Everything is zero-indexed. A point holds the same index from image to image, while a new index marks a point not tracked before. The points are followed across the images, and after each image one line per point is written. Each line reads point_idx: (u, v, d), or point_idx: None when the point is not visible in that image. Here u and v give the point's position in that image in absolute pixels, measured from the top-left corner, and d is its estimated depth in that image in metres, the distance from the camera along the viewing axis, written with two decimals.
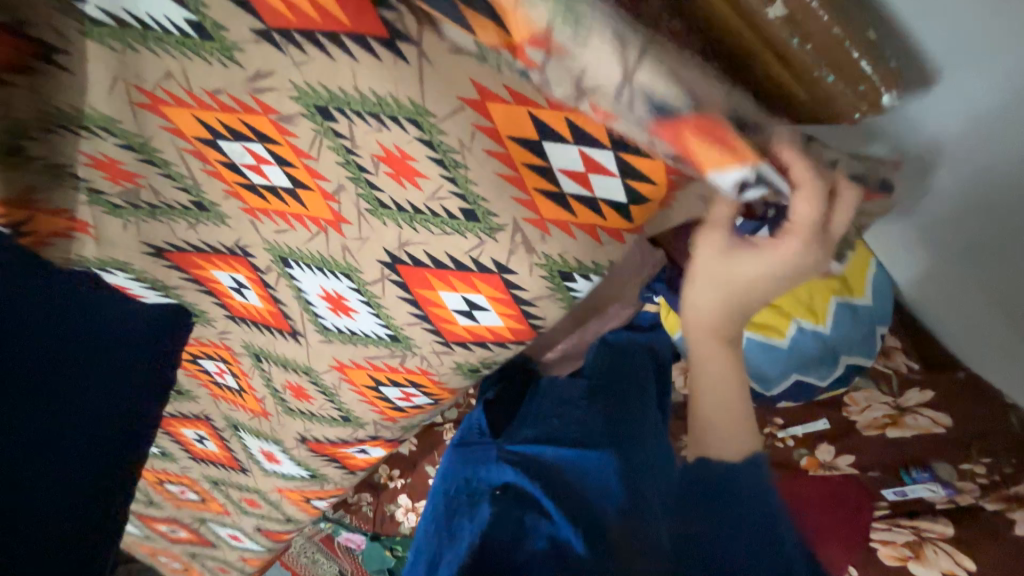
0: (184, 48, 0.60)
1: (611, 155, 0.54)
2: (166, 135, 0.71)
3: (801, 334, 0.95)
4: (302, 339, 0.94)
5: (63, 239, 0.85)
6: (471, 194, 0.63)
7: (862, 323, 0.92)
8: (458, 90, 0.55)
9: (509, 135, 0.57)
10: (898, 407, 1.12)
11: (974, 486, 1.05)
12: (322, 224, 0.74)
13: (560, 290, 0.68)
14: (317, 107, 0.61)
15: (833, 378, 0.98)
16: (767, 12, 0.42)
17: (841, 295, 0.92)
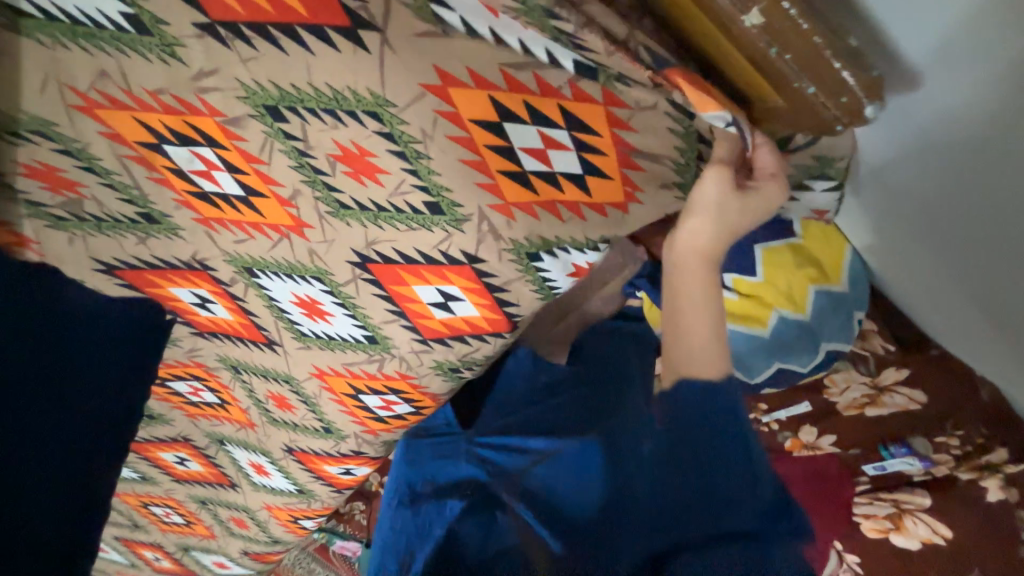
0: (121, 44, 0.56)
1: (567, 134, 0.53)
2: (105, 142, 0.66)
3: (782, 322, 0.96)
4: (279, 348, 0.88)
5: None
6: (435, 185, 0.58)
7: (840, 311, 0.94)
8: (419, 77, 0.51)
9: (472, 121, 0.53)
10: (876, 387, 1.13)
11: (949, 457, 1.09)
12: (282, 231, 0.70)
13: (531, 272, 0.64)
14: (267, 108, 0.57)
15: (815, 364, 0.99)
16: (744, 21, 0.46)
17: (819, 282, 0.93)
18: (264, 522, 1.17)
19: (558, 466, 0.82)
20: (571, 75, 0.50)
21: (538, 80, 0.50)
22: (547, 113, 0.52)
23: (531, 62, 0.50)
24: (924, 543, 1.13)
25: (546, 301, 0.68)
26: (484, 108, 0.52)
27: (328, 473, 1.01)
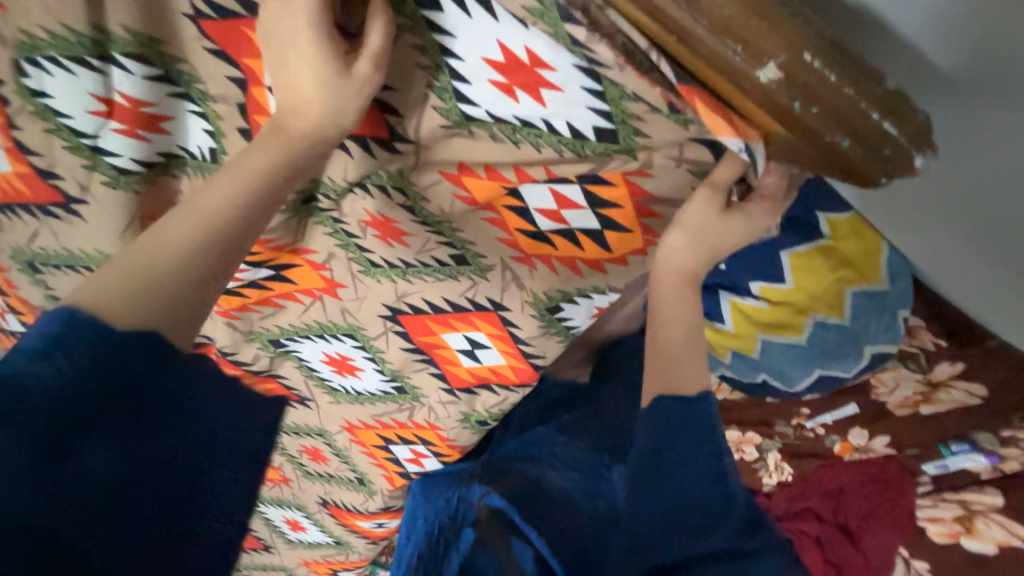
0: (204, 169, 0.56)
1: (579, 189, 0.52)
2: None
3: (822, 329, 0.90)
4: (312, 403, 0.84)
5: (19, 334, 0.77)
6: (459, 240, 0.59)
7: (882, 310, 0.87)
8: (439, 165, 0.52)
9: (483, 194, 0.54)
10: (929, 383, 1.04)
11: (1020, 452, 1.00)
12: (315, 293, 0.67)
13: (553, 325, 0.64)
14: (310, 198, 0.56)
15: (858, 369, 0.92)
16: (757, 74, 0.35)
17: (855, 284, 0.87)
18: None
19: (584, 481, 0.81)
20: (590, 142, 0.47)
21: (549, 175, 0.50)
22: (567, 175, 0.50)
23: (556, 136, 0.47)
24: (1000, 546, 1.04)
25: (568, 343, 0.68)
26: (517, 174, 0.51)
27: (361, 527, 1.00)
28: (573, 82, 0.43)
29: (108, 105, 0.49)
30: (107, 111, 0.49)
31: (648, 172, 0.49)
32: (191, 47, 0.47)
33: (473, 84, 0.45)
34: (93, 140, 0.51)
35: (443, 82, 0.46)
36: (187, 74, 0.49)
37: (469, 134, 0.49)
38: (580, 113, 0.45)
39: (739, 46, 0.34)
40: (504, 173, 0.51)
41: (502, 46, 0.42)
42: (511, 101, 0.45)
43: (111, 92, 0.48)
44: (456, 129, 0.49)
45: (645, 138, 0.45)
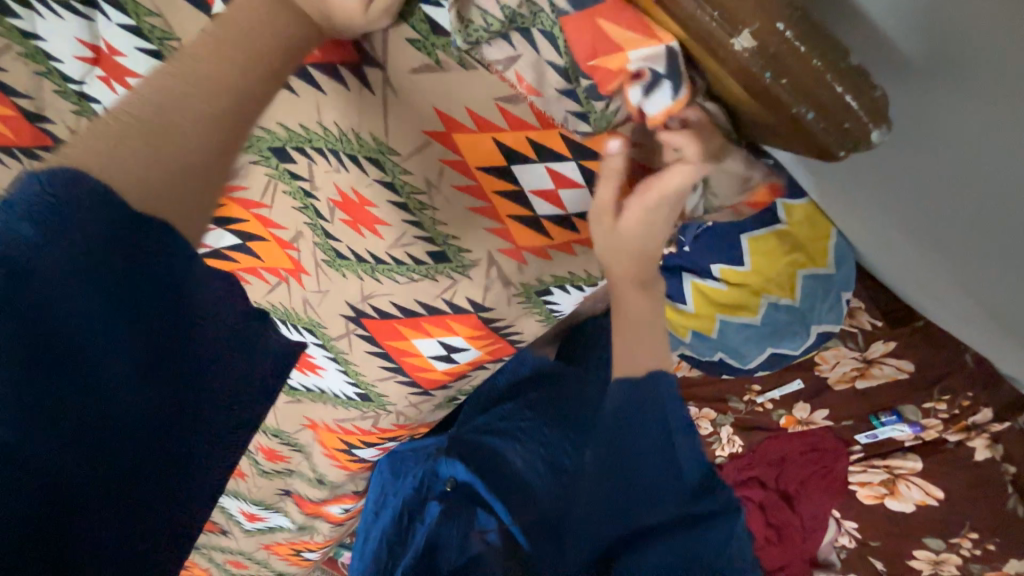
0: None
1: (576, 166, 0.50)
2: None
3: (773, 308, 0.95)
4: (267, 404, 0.79)
5: None
6: (439, 235, 0.57)
7: (829, 293, 0.92)
8: (423, 123, 0.50)
9: (477, 166, 0.52)
10: (865, 360, 1.12)
11: (937, 421, 1.11)
12: (281, 274, 0.64)
13: (537, 305, 0.63)
14: (274, 152, 0.54)
15: (805, 347, 0.99)
16: (732, 40, 0.36)
17: (808, 268, 0.91)
18: (264, 560, 1.13)
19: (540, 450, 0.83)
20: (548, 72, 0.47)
21: (537, 114, 0.48)
22: (556, 147, 0.50)
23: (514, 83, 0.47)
24: (918, 505, 1.17)
25: (547, 324, 0.67)
26: (500, 116, 0.49)
27: (328, 513, 0.98)
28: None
29: (95, 53, 0.46)
30: (93, 58, 0.46)
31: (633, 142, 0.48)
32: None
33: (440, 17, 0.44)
34: (81, 87, 0.48)
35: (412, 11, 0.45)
36: (159, 30, 0.44)
37: (438, 66, 0.47)
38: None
39: (716, 11, 0.36)
40: (490, 117, 0.49)
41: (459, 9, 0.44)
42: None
43: (99, 38, 0.45)
44: (427, 65, 0.47)
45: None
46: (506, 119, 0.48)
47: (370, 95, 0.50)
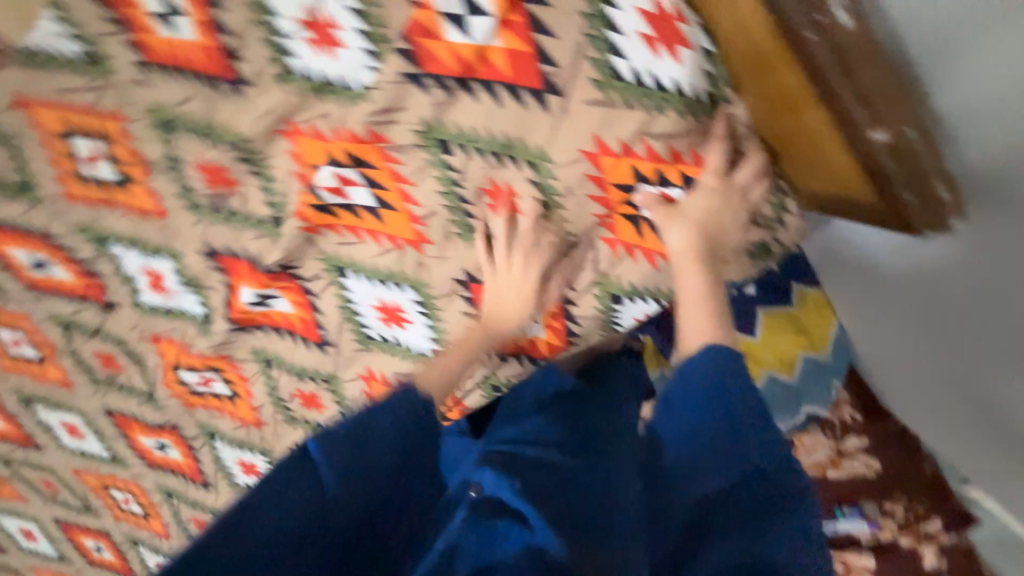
0: (319, 92, 0.56)
1: (680, 191, 0.56)
2: (287, 161, 0.61)
3: (772, 383, 1.02)
4: (332, 348, 0.76)
5: (42, 163, 0.68)
6: (561, 230, 0.62)
7: (822, 377, 1.03)
8: (579, 142, 0.54)
9: (614, 183, 0.57)
10: (839, 451, 1.21)
11: (893, 523, 1.19)
12: (398, 243, 0.65)
13: (605, 315, 0.65)
14: (438, 141, 0.56)
15: (794, 423, 1.07)
16: (873, 132, 0.47)
17: (808, 350, 1.02)
18: None
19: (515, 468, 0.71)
20: (701, 108, 0.50)
21: (674, 153, 0.53)
22: (669, 177, 0.55)
23: (684, 101, 0.49)
24: None
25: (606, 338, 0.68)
26: (643, 156, 0.54)
27: None
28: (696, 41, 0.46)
29: (311, 19, 0.51)
30: (307, 22, 0.51)
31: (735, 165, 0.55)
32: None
33: (631, 62, 0.48)
34: (285, 41, 0.53)
35: (600, 58, 0.49)
36: (376, 18, 0.50)
37: (608, 104, 0.51)
38: (698, 78, 0.48)
39: (864, 107, 0.46)
40: (635, 147, 0.53)
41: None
42: (651, 54, 0.47)
43: (318, 6, 0.50)
44: (599, 101, 0.51)
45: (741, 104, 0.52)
46: (647, 147, 0.53)
47: (543, 116, 0.53)
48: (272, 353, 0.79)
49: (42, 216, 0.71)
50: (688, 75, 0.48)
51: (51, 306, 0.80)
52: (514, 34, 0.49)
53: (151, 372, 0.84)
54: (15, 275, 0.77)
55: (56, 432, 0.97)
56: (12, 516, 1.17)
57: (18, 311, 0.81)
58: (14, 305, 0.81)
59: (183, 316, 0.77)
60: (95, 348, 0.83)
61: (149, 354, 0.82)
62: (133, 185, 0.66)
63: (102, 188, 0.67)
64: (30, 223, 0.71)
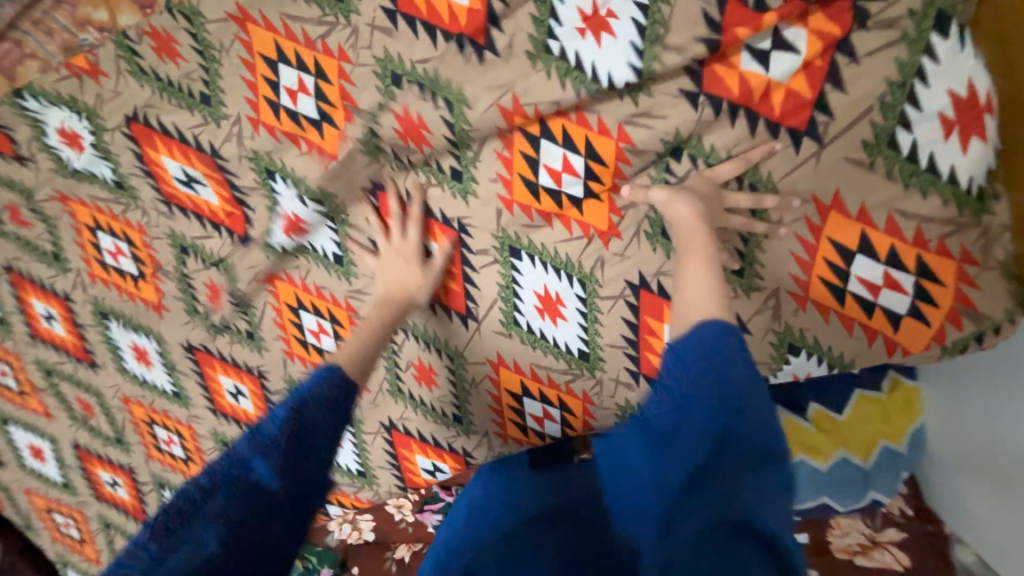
0: (568, 81, 0.55)
1: (913, 280, 0.54)
2: (497, 137, 0.62)
3: (843, 463, 0.98)
4: (474, 323, 0.73)
5: (237, 81, 0.66)
6: (753, 261, 0.59)
7: (898, 469, 0.97)
8: (818, 190, 0.53)
9: (832, 240, 0.55)
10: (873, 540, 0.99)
11: None
12: (589, 231, 0.64)
13: (778, 362, 0.64)
14: (676, 151, 0.56)
15: (854, 508, 1.00)
16: None
17: (888, 438, 0.96)
18: None
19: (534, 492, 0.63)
20: (965, 198, 0.49)
21: (915, 232, 0.52)
22: (904, 259, 0.53)
23: (951, 187, 0.49)
24: None
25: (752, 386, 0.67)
26: (885, 226, 0.52)
27: (412, 465, 0.87)
28: (994, 136, 0.46)
29: (592, 11, 0.52)
30: (586, 14, 0.52)
31: (978, 263, 0.52)
32: (685, 9, 0.49)
33: (918, 137, 0.48)
34: (556, 25, 0.54)
35: (888, 125, 0.48)
36: (660, 21, 0.50)
37: (868, 166, 0.50)
38: (983, 170, 0.48)
39: None
40: (874, 215, 0.52)
41: (971, 82, 0.45)
42: (942, 137, 0.47)
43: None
44: (860, 160, 0.51)
45: (1003, 205, 0.49)
46: (887, 218, 0.52)
47: (793, 154, 0.52)
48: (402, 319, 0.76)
49: (216, 136, 0.68)
50: (967, 166, 0.48)
51: (180, 226, 0.78)
52: (809, 79, 0.49)
53: (257, 312, 0.81)
54: (158, 185, 0.74)
55: (123, 356, 0.91)
56: (28, 430, 1.09)
57: (137, 224, 0.79)
58: (139, 215, 0.78)
59: (315, 256, 0.75)
60: (206, 277, 0.80)
61: (264, 293, 0.79)
62: (326, 126, 0.65)
63: (291, 122, 0.66)
64: (202, 138, 0.69)
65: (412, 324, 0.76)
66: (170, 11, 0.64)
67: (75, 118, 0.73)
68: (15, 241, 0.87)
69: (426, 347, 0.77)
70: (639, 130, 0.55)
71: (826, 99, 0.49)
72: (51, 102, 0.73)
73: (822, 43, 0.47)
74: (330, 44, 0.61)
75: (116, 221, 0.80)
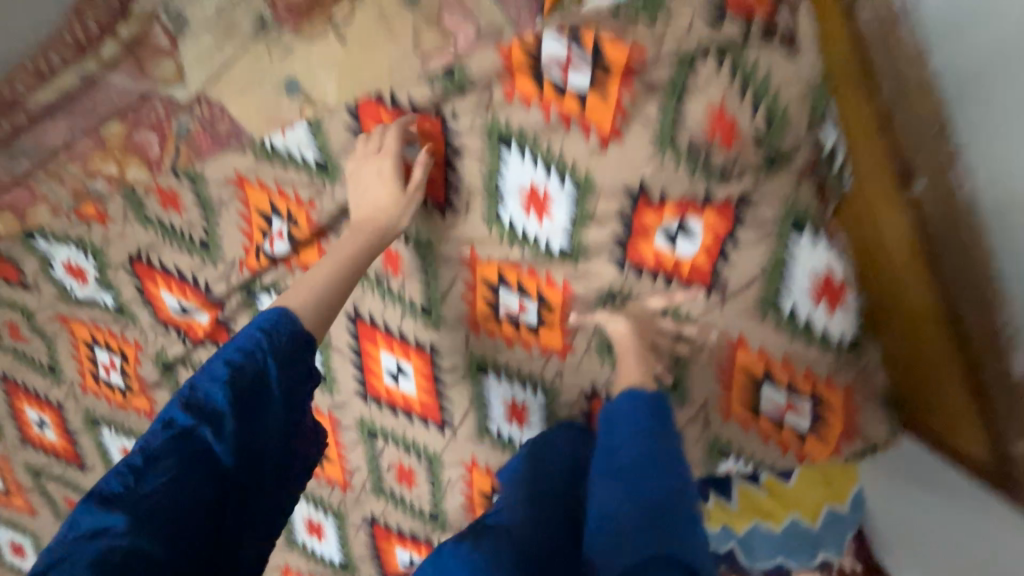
0: (516, 242, 0.67)
1: (811, 405, 0.65)
2: (459, 284, 0.71)
3: (795, 527, 0.97)
4: (448, 430, 0.80)
5: (231, 225, 0.74)
6: (683, 380, 0.70)
7: (846, 529, 0.96)
8: (727, 330, 0.64)
9: (743, 369, 0.66)
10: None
11: None
12: (547, 351, 0.73)
13: (712, 463, 0.73)
14: (610, 295, 0.67)
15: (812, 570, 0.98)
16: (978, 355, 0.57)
17: (833, 500, 0.95)
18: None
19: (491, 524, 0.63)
20: (838, 348, 0.61)
21: (807, 371, 0.63)
22: (801, 389, 0.64)
23: (826, 341, 0.61)
24: None
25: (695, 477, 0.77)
26: (781, 364, 0.63)
27: (393, 557, 0.92)
28: (852, 307, 0.58)
29: (531, 193, 0.64)
30: (527, 195, 0.64)
31: (860, 394, 0.63)
32: (607, 193, 0.61)
33: (795, 301, 0.60)
34: (503, 201, 0.65)
35: (770, 293, 0.60)
36: (586, 206, 0.62)
37: (761, 317, 0.62)
38: (847, 329, 0.59)
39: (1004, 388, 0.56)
40: (773, 355, 0.63)
41: (830, 268, 0.57)
42: (813, 305, 0.59)
43: (540, 184, 0.63)
44: (754, 313, 0.62)
45: (869, 353, 0.61)
46: (783, 358, 0.63)
47: (703, 302, 0.64)
48: (381, 427, 0.83)
49: (212, 274, 0.77)
50: (836, 326, 0.60)
51: (171, 345, 0.83)
52: (705, 255, 0.60)
53: None
54: (155, 312, 0.81)
55: (113, 456, 0.95)
56: (8, 527, 1.10)
57: (132, 341, 0.85)
58: (135, 334, 0.84)
59: None
60: None
61: None
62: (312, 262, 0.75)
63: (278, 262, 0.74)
64: (199, 277, 0.77)
65: (391, 431, 0.83)
66: (174, 171, 0.74)
67: (81, 254, 0.81)
68: (12, 353, 0.92)
69: (405, 450, 0.83)
70: (581, 281, 0.67)
71: (719, 271, 0.61)
72: (60, 241, 0.81)
73: (712, 233, 0.59)
74: (314, 202, 0.70)
75: (112, 338, 0.86)
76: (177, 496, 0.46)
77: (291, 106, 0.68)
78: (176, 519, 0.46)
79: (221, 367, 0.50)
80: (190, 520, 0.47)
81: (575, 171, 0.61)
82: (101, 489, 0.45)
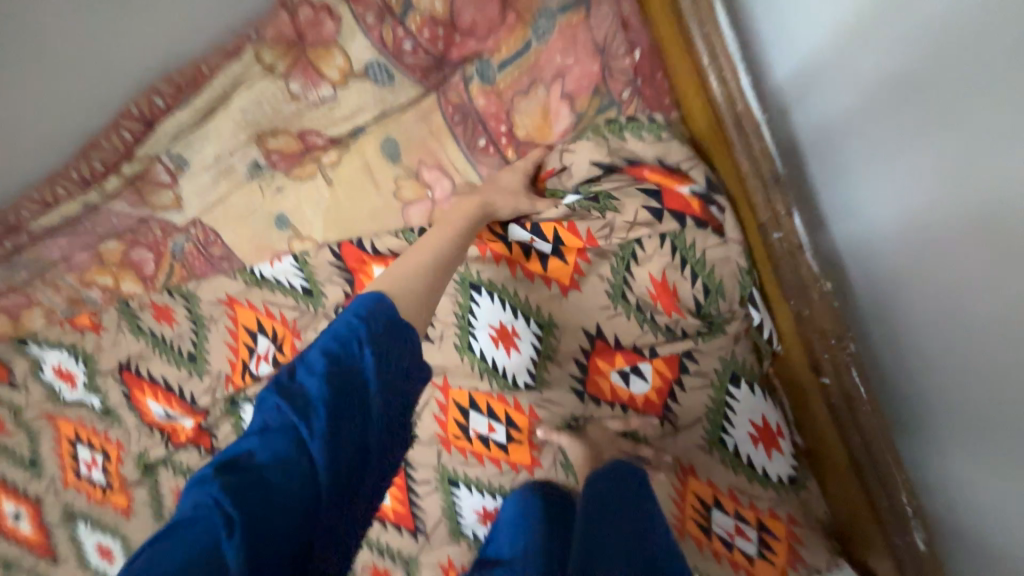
0: (486, 370, 0.71)
1: (756, 533, 0.67)
2: (432, 404, 0.75)
3: None
4: (422, 535, 0.82)
5: (219, 338, 0.79)
6: None
7: None
8: (680, 460, 0.68)
9: (693, 494, 0.68)
10: None
11: None
12: (516, 466, 0.74)
13: None
14: (571, 420, 0.70)
15: None
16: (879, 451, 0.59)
17: None
18: None
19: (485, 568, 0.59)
20: (777, 484, 0.66)
21: (751, 503, 0.67)
22: (747, 516, 0.67)
23: (765, 479, 0.66)
24: None
25: None
26: (729, 495, 0.67)
27: None
28: (786, 453, 0.65)
29: (501, 329, 0.69)
30: (496, 329, 0.69)
31: (802, 525, 0.66)
32: (567, 331, 0.68)
33: (736, 441, 0.65)
34: (474, 332, 0.70)
35: (715, 433, 0.66)
36: (549, 345, 0.68)
37: (707, 450, 0.67)
38: (783, 469, 0.65)
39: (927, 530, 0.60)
40: (720, 485, 0.67)
41: (765, 416, 0.64)
42: (753, 446, 0.65)
43: (509, 319, 0.68)
44: (701, 446, 0.67)
45: (806, 490, 0.66)
46: (728, 488, 0.67)
47: (657, 436, 0.68)
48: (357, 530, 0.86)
49: (198, 387, 0.81)
50: (773, 467, 0.65)
51: (154, 446, 0.85)
52: (658, 395, 0.66)
53: None
54: (141, 416, 0.85)
55: (84, 554, 0.92)
56: None
57: (116, 441, 0.86)
58: (121, 433, 0.86)
59: None
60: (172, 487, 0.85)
61: None
62: None
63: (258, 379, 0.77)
64: (185, 388, 0.81)
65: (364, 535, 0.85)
66: (168, 290, 0.80)
67: (72, 359, 0.84)
68: None
69: (378, 553, 0.84)
70: (545, 411, 0.70)
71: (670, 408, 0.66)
72: (53, 347, 0.84)
73: (662, 378, 0.66)
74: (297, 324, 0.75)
75: (96, 437, 0.88)
76: (281, 494, 0.36)
77: (280, 239, 0.74)
78: (276, 538, 0.35)
79: (322, 358, 0.41)
80: (283, 535, 0.36)
81: (540, 314, 0.68)
82: (214, 459, 0.37)
